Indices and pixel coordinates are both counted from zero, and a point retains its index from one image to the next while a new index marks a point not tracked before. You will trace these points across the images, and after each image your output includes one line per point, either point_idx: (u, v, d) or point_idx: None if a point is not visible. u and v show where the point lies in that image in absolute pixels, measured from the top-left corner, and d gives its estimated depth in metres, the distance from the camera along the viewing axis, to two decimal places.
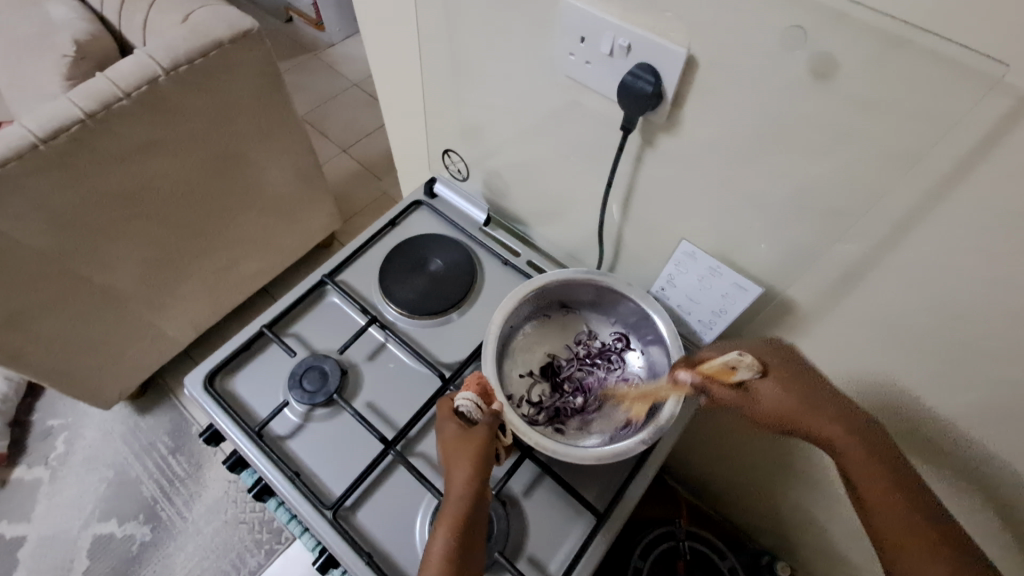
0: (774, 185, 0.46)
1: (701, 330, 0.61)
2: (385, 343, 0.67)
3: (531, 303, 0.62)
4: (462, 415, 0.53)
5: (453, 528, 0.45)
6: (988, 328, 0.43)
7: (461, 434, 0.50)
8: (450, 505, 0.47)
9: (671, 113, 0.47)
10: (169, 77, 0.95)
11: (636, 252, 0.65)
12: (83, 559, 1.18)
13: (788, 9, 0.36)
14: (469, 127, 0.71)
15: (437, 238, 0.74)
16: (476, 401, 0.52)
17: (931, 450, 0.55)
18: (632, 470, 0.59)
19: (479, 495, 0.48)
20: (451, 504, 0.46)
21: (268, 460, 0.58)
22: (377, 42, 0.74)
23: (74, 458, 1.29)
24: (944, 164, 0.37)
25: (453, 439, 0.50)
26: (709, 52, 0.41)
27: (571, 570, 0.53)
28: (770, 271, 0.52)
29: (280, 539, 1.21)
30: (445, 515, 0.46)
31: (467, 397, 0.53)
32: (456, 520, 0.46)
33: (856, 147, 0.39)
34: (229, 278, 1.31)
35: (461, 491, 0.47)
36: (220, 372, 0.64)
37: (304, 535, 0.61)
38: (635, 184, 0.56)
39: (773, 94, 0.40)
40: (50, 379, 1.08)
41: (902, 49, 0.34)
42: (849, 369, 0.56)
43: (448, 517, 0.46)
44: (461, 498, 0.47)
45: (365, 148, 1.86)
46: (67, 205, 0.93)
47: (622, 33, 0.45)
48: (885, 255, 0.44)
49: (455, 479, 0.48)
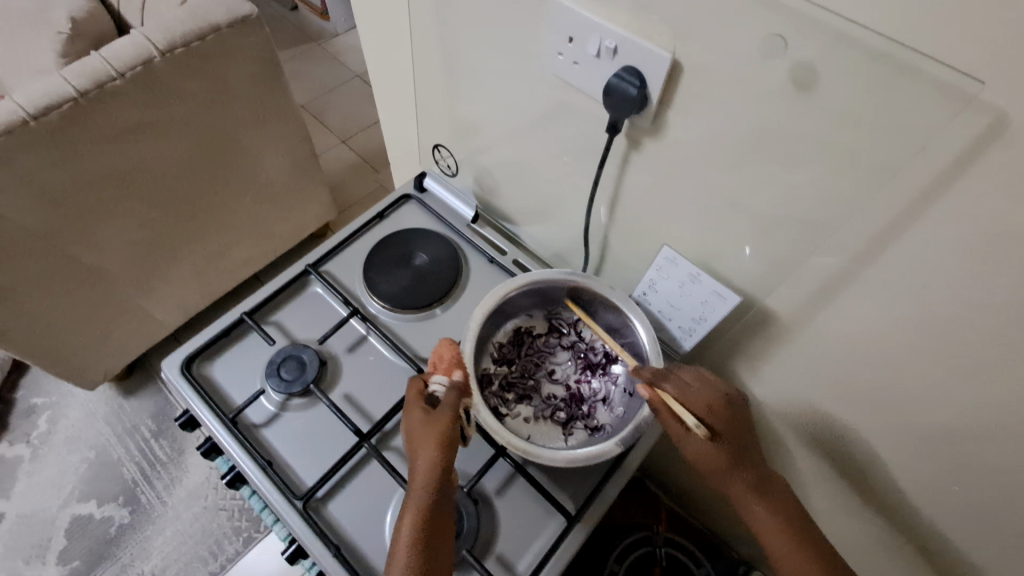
0: (756, 194, 0.45)
1: (681, 336, 0.61)
2: (366, 336, 0.67)
3: (511, 302, 0.62)
4: (432, 399, 0.52)
5: (418, 516, 0.44)
6: (960, 346, 0.43)
7: (427, 418, 0.49)
8: (414, 496, 0.45)
9: (656, 117, 0.47)
10: (164, 58, 0.94)
11: (621, 256, 0.65)
12: (60, 539, 1.17)
13: (771, 17, 0.36)
14: (460, 121, 0.70)
15: (424, 233, 0.73)
16: (447, 385, 0.52)
17: (900, 465, 0.56)
18: (605, 473, 0.59)
19: (443, 481, 0.46)
20: (416, 495, 0.45)
21: (241, 448, 0.58)
22: (370, 33, 0.73)
23: (56, 438, 1.28)
24: (921, 180, 0.37)
25: (416, 425, 0.49)
26: (694, 56, 0.41)
27: (538, 570, 0.53)
28: (750, 280, 0.52)
29: (259, 528, 1.21)
30: (411, 504, 0.45)
31: (440, 380, 0.52)
32: (422, 507, 0.45)
33: (837, 160, 0.39)
34: (220, 263, 1.30)
35: (427, 478, 0.46)
36: (198, 358, 0.64)
37: (275, 524, 0.60)
38: (621, 187, 0.56)
39: (758, 102, 0.40)
40: (34, 358, 1.08)
41: (882, 64, 0.34)
42: (825, 382, 0.56)
43: (412, 504, 0.45)
44: (426, 487, 0.45)
45: (364, 139, 1.85)
46: (55, 183, 0.92)
47: (610, 35, 0.44)
48: (862, 268, 0.44)
49: (419, 466, 0.46)
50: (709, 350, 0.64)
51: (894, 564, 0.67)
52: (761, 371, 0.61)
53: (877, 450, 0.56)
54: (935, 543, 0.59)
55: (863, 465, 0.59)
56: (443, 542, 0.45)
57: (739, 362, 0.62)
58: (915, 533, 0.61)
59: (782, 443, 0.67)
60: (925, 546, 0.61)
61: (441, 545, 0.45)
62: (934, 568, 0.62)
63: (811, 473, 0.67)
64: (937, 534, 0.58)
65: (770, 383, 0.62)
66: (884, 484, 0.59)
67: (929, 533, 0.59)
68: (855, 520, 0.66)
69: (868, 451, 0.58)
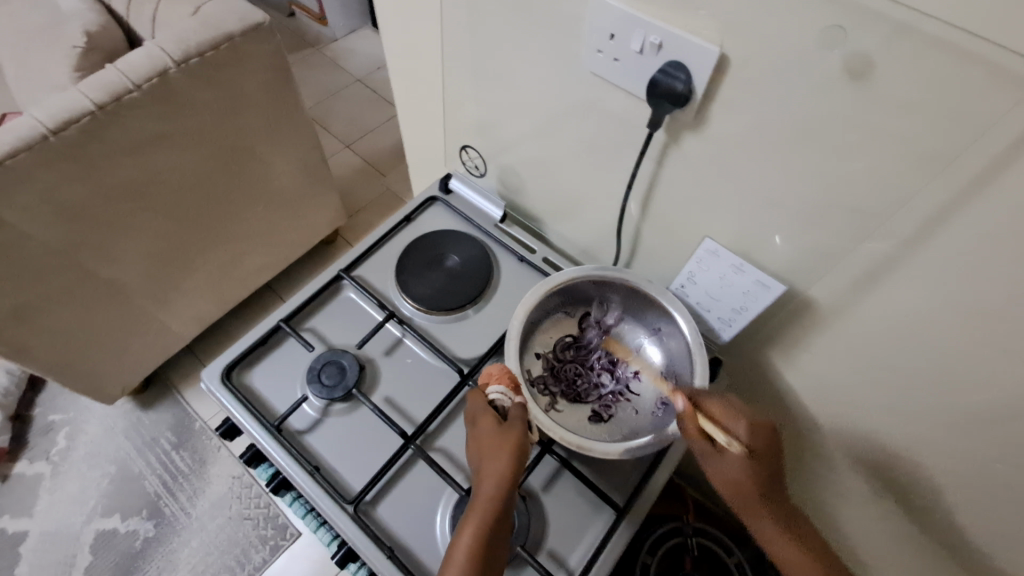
0: (798, 185, 0.46)
1: (720, 327, 0.62)
2: (402, 338, 0.67)
3: (552, 299, 0.63)
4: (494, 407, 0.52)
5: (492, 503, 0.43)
6: (1011, 327, 0.43)
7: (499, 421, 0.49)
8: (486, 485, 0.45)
9: (699, 111, 0.47)
10: (180, 69, 0.94)
11: (654, 251, 0.65)
12: (85, 555, 1.17)
13: (825, 9, 0.37)
14: (488, 122, 0.71)
15: (453, 234, 0.74)
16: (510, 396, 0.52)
17: (944, 453, 0.56)
18: (650, 466, 0.59)
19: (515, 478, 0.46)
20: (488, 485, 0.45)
21: (287, 454, 0.58)
22: (395, 37, 0.74)
23: (76, 453, 1.28)
24: (977, 165, 0.38)
25: (488, 436, 0.48)
26: (743, 51, 0.41)
27: (591, 565, 0.54)
28: (793, 269, 0.53)
29: (285, 535, 1.20)
30: (474, 513, 0.43)
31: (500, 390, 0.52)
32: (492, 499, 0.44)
33: (885, 150, 0.40)
34: (234, 273, 1.30)
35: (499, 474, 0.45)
36: (237, 367, 0.64)
37: (320, 530, 0.60)
38: (656, 183, 0.57)
39: (807, 96, 0.41)
40: (53, 374, 1.07)
41: (941, 51, 0.34)
42: (862, 368, 0.57)
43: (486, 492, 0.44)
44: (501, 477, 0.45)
45: (369, 143, 1.85)
46: (73, 197, 0.91)
47: (654, 31, 0.45)
48: (911, 253, 0.45)
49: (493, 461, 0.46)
50: (744, 341, 0.65)
51: (931, 560, 0.67)
52: (797, 358, 0.62)
53: (919, 437, 0.57)
54: (976, 536, 0.59)
55: (901, 453, 0.60)
56: (495, 564, 0.43)
57: (775, 350, 0.63)
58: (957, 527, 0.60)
59: (818, 434, 0.68)
60: (966, 541, 0.61)
61: (494, 567, 0.42)
62: (973, 561, 0.62)
63: (850, 463, 0.67)
64: (979, 528, 0.58)
65: (806, 371, 0.63)
66: (927, 475, 0.59)
67: (971, 527, 0.59)
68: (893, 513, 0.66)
69: (909, 439, 0.58)
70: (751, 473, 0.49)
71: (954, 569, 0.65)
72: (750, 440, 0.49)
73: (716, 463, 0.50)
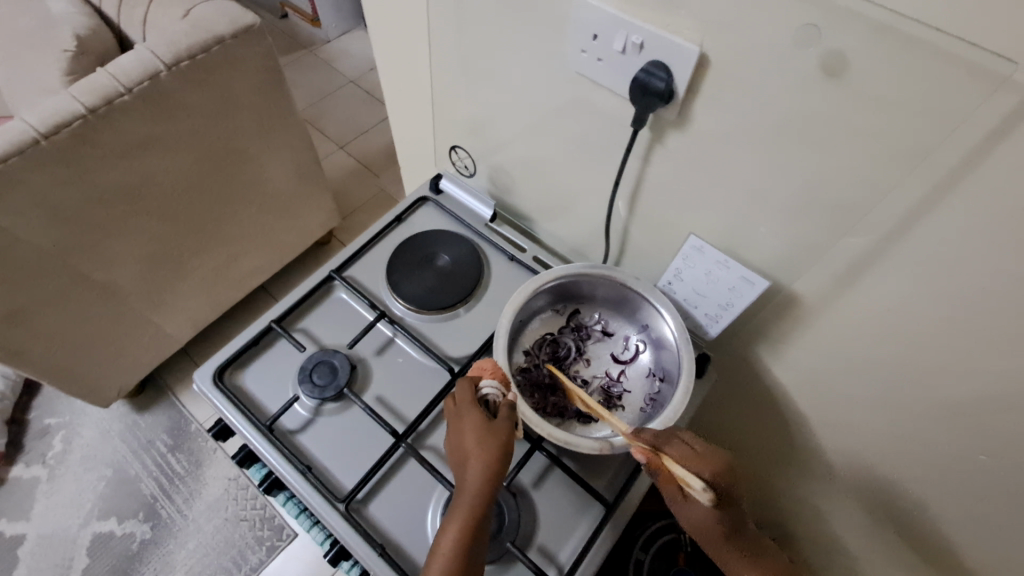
0: (780, 182, 0.47)
1: (707, 323, 0.62)
2: (393, 338, 0.68)
3: (540, 297, 0.63)
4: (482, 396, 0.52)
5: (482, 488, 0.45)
6: (989, 319, 0.44)
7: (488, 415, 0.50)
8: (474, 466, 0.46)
9: (681, 110, 0.48)
10: (171, 72, 0.94)
11: (642, 249, 0.66)
12: (82, 558, 1.17)
13: (801, 8, 0.37)
14: (477, 122, 0.71)
15: (444, 234, 0.74)
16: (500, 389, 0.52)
17: (926, 445, 0.56)
18: (639, 462, 0.60)
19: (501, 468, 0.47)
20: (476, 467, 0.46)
21: (279, 454, 0.58)
22: (384, 38, 0.74)
23: (72, 456, 1.28)
24: (951, 160, 0.38)
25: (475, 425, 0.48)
26: (723, 50, 0.42)
27: (582, 559, 0.54)
28: (777, 264, 0.53)
29: (281, 537, 1.20)
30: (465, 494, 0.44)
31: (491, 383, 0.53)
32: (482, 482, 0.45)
33: (863, 146, 0.41)
34: (229, 275, 1.30)
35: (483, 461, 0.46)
36: (229, 368, 0.64)
37: (313, 529, 0.61)
38: (642, 182, 0.58)
39: (785, 94, 0.41)
40: (48, 377, 1.07)
41: (912, 48, 0.35)
42: (846, 362, 0.57)
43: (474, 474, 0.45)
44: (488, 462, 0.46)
45: (363, 144, 1.85)
46: (66, 200, 0.91)
47: (636, 30, 0.45)
48: (891, 247, 0.45)
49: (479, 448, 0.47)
50: (733, 336, 0.66)
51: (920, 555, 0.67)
52: (784, 353, 0.63)
53: (903, 429, 0.57)
54: (962, 529, 0.60)
55: (887, 446, 0.60)
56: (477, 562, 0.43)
57: (762, 345, 0.64)
58: (942, 521, 0.61)
59: (806, 428, 0.68)
60: (952, 534, 0.61)
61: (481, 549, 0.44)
62: (960, 555, 0.62)
63: (838, 456, 0.68)
64: (965, 522, 0.59)
65: (792, 366, 0.63)
66: (912, 467, 0.60)
67: (956, 521, 0.59)
68: (880, 511, 0.66)
69: (895, 433, 0.58)
70: (718, 517, 0.49)
71: (942, 562, 0.65)
72: (718, 490, 0.48)
73: (685, 510, 0.50)
